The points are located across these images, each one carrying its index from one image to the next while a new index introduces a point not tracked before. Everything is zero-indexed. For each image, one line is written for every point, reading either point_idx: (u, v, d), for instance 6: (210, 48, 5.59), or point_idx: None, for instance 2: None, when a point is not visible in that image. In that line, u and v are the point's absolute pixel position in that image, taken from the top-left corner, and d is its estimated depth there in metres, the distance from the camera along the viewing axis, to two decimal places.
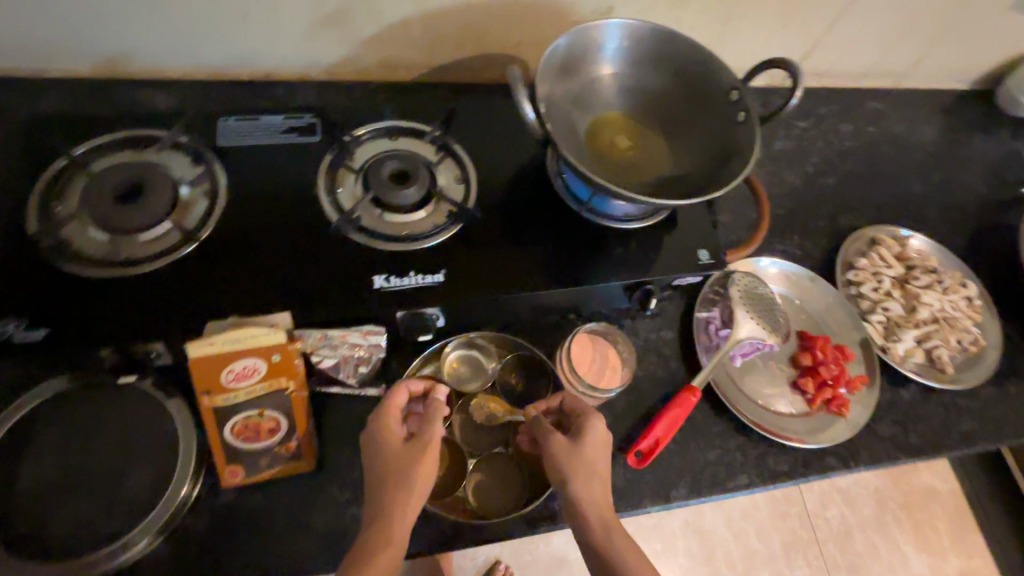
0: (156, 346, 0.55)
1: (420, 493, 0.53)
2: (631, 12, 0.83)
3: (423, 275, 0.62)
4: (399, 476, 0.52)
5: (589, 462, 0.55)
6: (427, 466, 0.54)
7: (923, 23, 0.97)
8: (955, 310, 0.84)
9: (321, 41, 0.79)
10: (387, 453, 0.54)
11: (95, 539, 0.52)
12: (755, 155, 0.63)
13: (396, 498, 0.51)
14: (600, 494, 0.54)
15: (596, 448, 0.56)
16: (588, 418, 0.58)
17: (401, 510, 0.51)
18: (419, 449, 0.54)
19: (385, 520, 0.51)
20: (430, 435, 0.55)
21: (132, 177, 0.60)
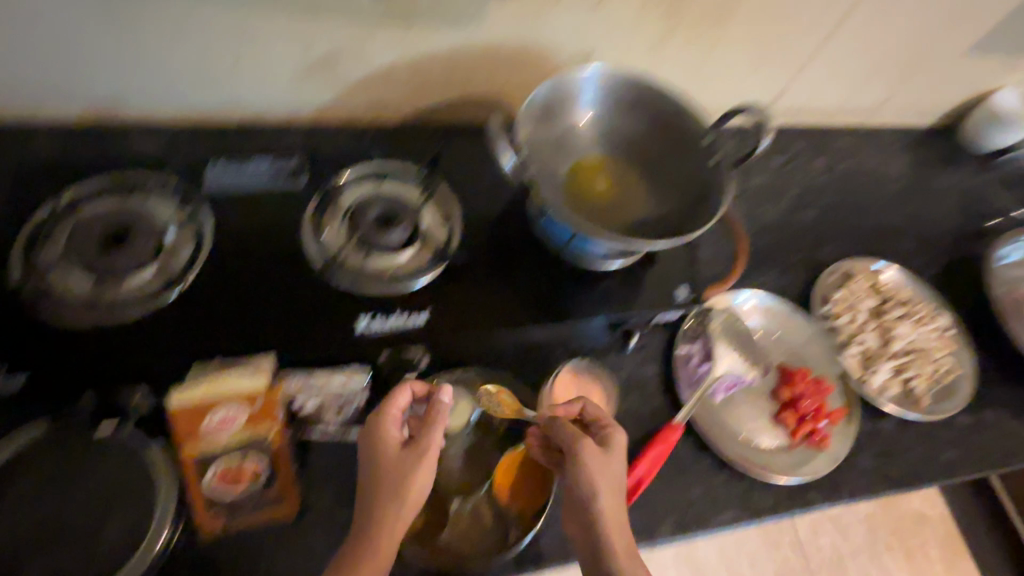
0: (140, 391, 0.56)
1: (414, 500, 0.54)
2: (610, 56, 0.87)
3: (408, 314, 0.63)
4: (394, 484, 0.54)
5: (608, 474, 0.56)
6: (421, 475, 0.55)
7: (890, 65, 1.02)
8: (928, 342, 0.87)
9: (310, 86, 0.81)
10: (384, 459, 0.55)
11: None
12: (727, 197, 0.66)
13: (390, 505, 0.53)
14: (611, 506, 0.56)
15: (616, 460, 0.58)
16: (610, 432, 0.59)
17: (392, 517, 0.53)
18: (415, 458, 0.55)
19: (378, 528, 0.52)
20: (426, 443, 0.56)
21: (118, 223, 0.61)
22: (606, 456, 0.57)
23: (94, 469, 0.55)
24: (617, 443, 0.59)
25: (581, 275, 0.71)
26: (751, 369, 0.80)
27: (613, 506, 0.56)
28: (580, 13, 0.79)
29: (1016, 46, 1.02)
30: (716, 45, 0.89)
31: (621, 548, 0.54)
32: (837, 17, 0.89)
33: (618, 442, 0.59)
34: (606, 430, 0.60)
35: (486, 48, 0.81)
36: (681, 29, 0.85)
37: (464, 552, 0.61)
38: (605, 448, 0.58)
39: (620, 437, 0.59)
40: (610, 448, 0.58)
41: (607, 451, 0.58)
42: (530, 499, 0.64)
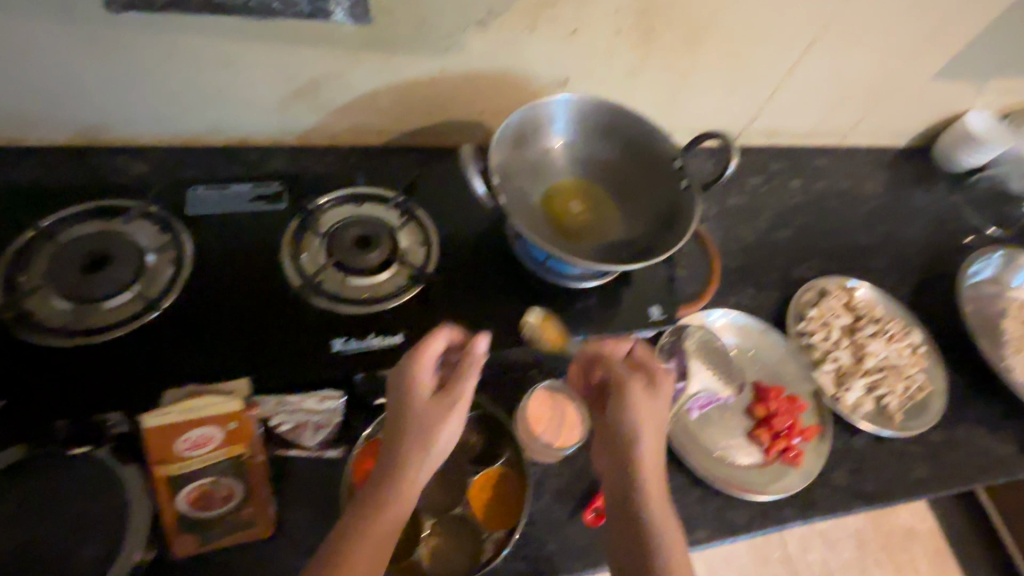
0: (114, 416, 0.56)
1: (440, 448, 0.54)
2: (588, 83, 0.89)
3: (383, 336, 0.64)
4: (424, 431, 0.53)
5: (654, 417, 0.58)
6: (451, 423, 0.55)
7: (861, 90, 1.05)
8: (900, 358, 0.89)
9: (293, 111, 0.83)
10: (416, 404, 0.54)
11: None
12: (696, 219, 0.68)
13: (418, 451, 0.52)
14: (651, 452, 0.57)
15: (662, 406, 0.59)
16: (657, 375, 0.60)
17: (419, 464, 0.52)
18: (447, 407, 0.55)
19: (406, 474, 0.52)
20: (459, 392, 0.56)
21: (99, 248, 0.63)
22: (652, 403, 0.59)
23: (66, 492, 0.56)
24: (665, 389, 0.60)
25: (556, 295, 0.73)
26: (728, 388, 0.82)
27: (651, 453, 0.57)
28: (556, 42, 0.81)
29: (981, 71, 1.06)
30: (690, 71, 0.92)
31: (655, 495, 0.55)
32: (806, 44, 0.92)
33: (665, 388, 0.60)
34: (654, 373, 0.61)
35: (466, 75, 0.83)
36: (656, 56, 0.88)
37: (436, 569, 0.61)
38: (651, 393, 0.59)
39: (668, 383, 0.60)
40: (656, 392, 0.59)
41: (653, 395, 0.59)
42: (502, 518, 0.64)
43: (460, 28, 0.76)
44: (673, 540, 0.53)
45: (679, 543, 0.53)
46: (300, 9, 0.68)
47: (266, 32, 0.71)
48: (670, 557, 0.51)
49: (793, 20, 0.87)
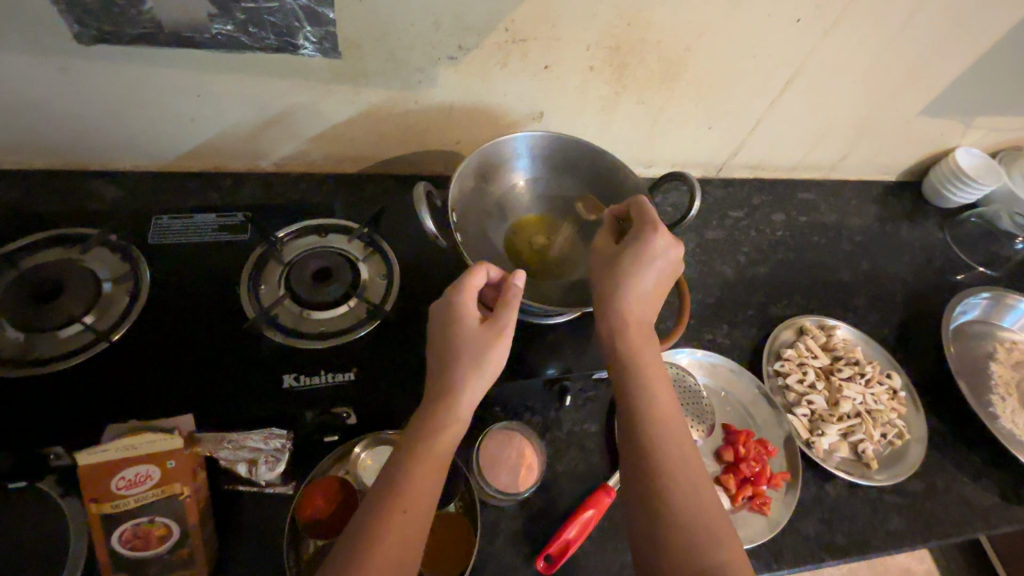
0: (57, 449, 0.55)
1: (491, 374, 0.55)
2: (565, 116, 0.90)
3: (334, 373, 0.63)
4: (476, 356, 0.55)
5: (617, 273, 0.62)
6: (501, 350, 0.56)
7: (843, 125, 1.04)
8: (879, 403, 0.86)
9: (266, 139, 0.84)
10: (463, 331, 0.56)
11: None
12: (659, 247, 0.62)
13: (471, 374, 0.54)
14: (630, 312, 0.61)
15: (636, 262, 0.61)
16: (638, 238, 0.62)
17: (473, 386, 0.54)
18: (494, 334, 0.56)
19: (459, 393, 0.53)
20: (504, 320, 0.57)
21: (55, 277, 0.63)
22: (625, 260, 0.62)
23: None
24: (645, 248, 0.62)
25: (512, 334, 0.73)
26: (696, 430, 0.80)
27: (636, 309, 0.62)
28: (529, 78, 0.82)
29: (966, 110, 1.05)
30: (666, 106, 0.92)
31: (634, 353, 0.60)
32: (784, 80, 0.92)
33: (657, 247, 0.61)
34: (637, 235, 0.63)
35: (439, 107, 0.84)
36: (632, 91, 0.87)
37: None
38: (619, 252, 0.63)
39: (659, 239, 0.61)
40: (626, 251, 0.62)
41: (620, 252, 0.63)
42: (453, 561, 0.61)
43: (430, 62, 0.76)
44: (660, 406, 0.57)
45: (668, 397, 0.58)
46: (268, 43, 0.68)
47: (235, 64, 0.71)
48: (658, 421, 0.56)
49: (769, 57, 0.87)
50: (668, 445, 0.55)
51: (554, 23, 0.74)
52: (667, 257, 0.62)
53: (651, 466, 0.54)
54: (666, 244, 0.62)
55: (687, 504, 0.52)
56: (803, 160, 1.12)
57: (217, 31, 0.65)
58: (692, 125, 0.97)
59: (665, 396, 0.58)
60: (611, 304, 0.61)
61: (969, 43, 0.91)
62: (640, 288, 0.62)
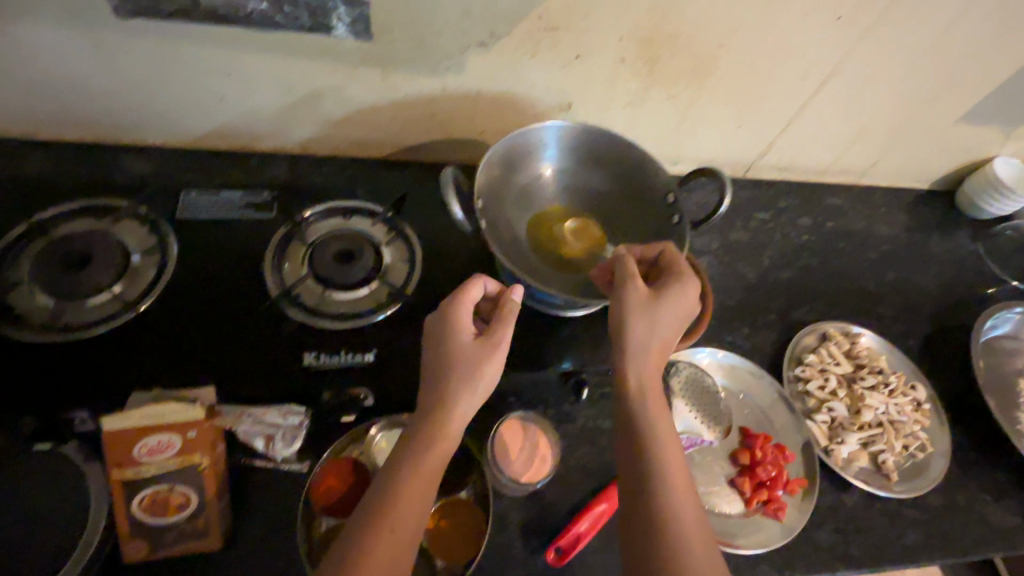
0: (82, 413, 0.57)
1: (485, 386, 0.55)
2: (592, 109, 0.89)
3: (354, 353, 0.64)
4: (469, 372, 0.55)
5: (648, 319, 0.59)
6: (495, 364, 0.56)
7: (876, 129, 1.02)
8: (902, 414, 0.84)
9: (293, 121, 0.84)
10: (458, 345, 0.56)
11: None
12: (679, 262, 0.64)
13: (463, 390, 0.54)
14: (652, 359, 0.58)
15: (669, 312, 0.59)
16: (672, 287, 0.60)
17: (467, 398, 0.54)
18: (488, 349, 0.56)
19: (453, 403, 0.53)
20: (499, 336, 0.57)
21: (85, 245, 0.63)
22: (658, 308, 0.59)
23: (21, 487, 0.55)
24: (678, 299, 0.60)
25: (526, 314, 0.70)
26: (712, 431, 0.78)
27: (652, 353, 0.58)
28: (558, 68, 0.81)
29: (1006, 119, 1.02)
30: (695, 103, 0.90)
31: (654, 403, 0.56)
32: (817, 81, 0.90)
33: (683, 299, 0.60)
34: (669, 283, 0.61)
35: (465, 95, 0.84)
36: (662, 85, 0.86)
37: None
38: (651, 297, 0.60)
39: (689, 291, 0.61)
40: (660, 299, 0.60)
41: (652, 298, 0.60)
42: (465, 547, 0.62)
43: (460, 49, 0.76)
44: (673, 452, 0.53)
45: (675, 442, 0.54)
46: (301, 23, 0.69)
47: (267, 44, 0.72)
48: (671, 464, 0.53)
49: (803, 56, 0.85)
50: (671, 483, 0.51)
51: (587, 14, 0.73)
52: (688, 309, 0.61)
53: (656, 505, 0.50)
54: (690, 297, 0.61)
55: (686, 549, 0.48)
56: (833, 163, 1.09)
57: (252, 9, 0.66)
58: (720, 123, 0.95)
59: (674, 444, 0.54)
60: (636, 349, 0.58)
61: (1013, 48, 0.88)
62: (668, 338, 0.59)
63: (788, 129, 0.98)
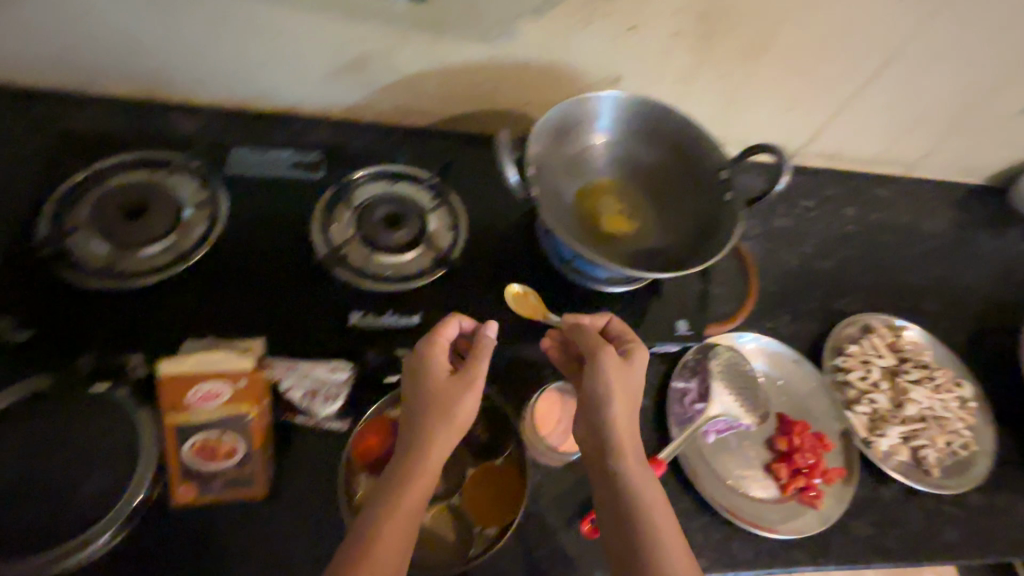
0: (137, 358, 0.58)
1: (461, 424, 0.54)
2: (640, 84, 0.87)
3: (400, 315, 0.64)
4: (441, 411, 0.53)
5: (627, 388, 0.57)
6: (470, 402, 0.55)
7: (933, 118, 0.98)
8: (946, 410, 0.82)
9: (339, 85, 0.83)
10: (429, 385, 0.55)
11: (27, 547, 0.50)
12: (730, 244, 0.64)
13: (437, 430, 0.53)
14: (629, 429, 0.56)
15: (639, 379, 0.59)
16: (638, 353, 0.61)
17: (443, 436, 0.53)
18: (461, 386, 0.55)
19: (427, 445, 0.52)
20: (473, 373, 0.56)
21: (143, 197, 0.64)
22: (631, 376, 0.58)
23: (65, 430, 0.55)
24: (642, 366, 0.60)
25: (513, 324, 0.68)
26: (749, 416, 0.76)
27: (623, 411, 0.56)
28: (610, 39, 0.79)
29: None
30: (748, 82, 0.88)
31: (640, 477, 0.53)
32: (878, 63, 0.86)
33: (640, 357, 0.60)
34: (632, 350, 0.61)
35: (514, 64, 0.82)
36: (715, 62, 0.84)
37: (428, 554, 0.59)
38: (621, 363, 0.58)
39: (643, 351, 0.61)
40: (631, 365, 0.59)
41: (626, 366, 0.59)
42: (503, 510, 0.63)
43: (514, 15, 0.74)
44: (660, 508, 0.52)
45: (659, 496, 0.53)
46: None
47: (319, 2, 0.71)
48: (664, 529, 0.51)
49: (867, 36, 0.82)
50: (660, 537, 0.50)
51: None
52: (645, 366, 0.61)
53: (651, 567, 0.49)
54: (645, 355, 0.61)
55: None
56: (883, 153, 1.06)
57: None
58: (772, 106, 0.92)
59: (658, 498, 0.53)
60: (618, 420, 0.55)
61: None
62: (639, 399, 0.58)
63: (841, 114, 0.95)
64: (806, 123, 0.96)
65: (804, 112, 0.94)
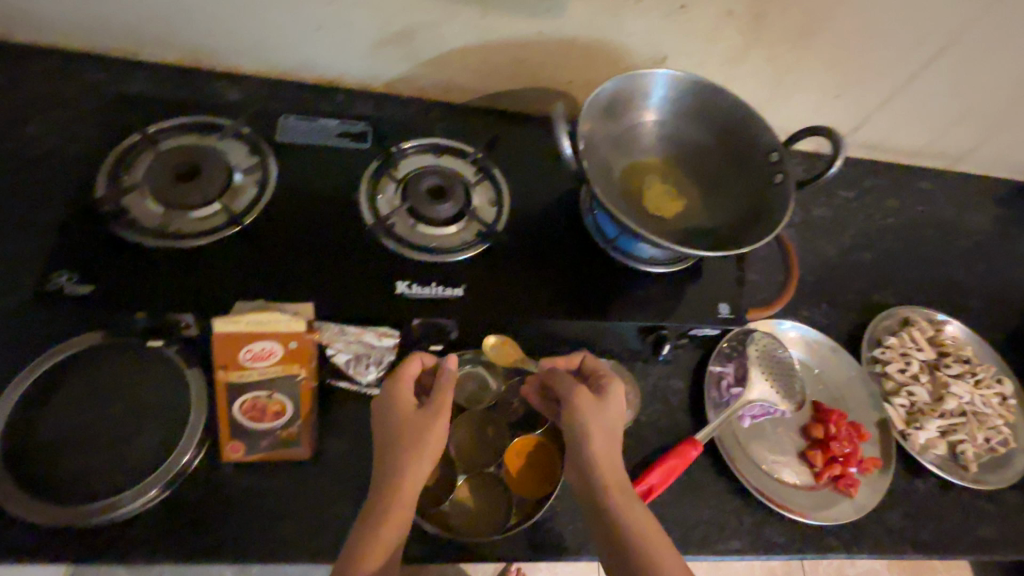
0: (188, 317, 0.59)
1: (431, 454, 0.55)
2: (686, 65, 0.85)
3: (444, 287, 0.64)
4: (413, 443, 0.54)
5: (600, 421, 0.57)
6: (437, 433, 0.56)
7: (984, 110, 0.95)
8: (986, 406, 0.81)
9: (383, 58, 0.83)
10: (399, 417, 0.56)
11: (87, 495, 0.54)
12: (780, 225, 0.63)
13: (409, 461, 0.54)
14: (610, 461, 0.55)
15: (614, 411, 0.58)
16: (611, 386, 0.60)
17: (415, 468, 0.54)
18: (429, 417, 0.56)
19: (398, 478, 0.53)
20: (440, 404, 0.57)
21: (195, 158, 0.65)
22: (604, 409, 0.58)
23: (127, 384, 0.60)
24: (616, 399, 0.59)
25: (555, 297, 0.66)
26: (785, 403, 0.75)
27: (602, 444, 0.56)
28: (660, 17, 0.77)
29: None
30: (796, 67, 0.86)
31: (626, 506, 0.53)
32: (933, 49, 0.84)
33: (612, 391, 0.60)
34: (606, 383, 0.60)
35: (560, 41, 0.81)
36: (765, 44, 0.82)
37: (469, 522, 0.61)
38: (595, 399, 0.58)
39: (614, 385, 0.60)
40: (605, 398, 0.59)
41: (597, 401, 0.58)
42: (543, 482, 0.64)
43: None
44: (652, 536, 0.51)
45: (653, 525, 0.53)
46: None
47: None
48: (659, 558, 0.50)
49: (925, 20, 0.79)
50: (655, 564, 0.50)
51: None
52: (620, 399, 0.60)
53: None
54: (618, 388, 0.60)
55: None
56: (928, 146, 1.03)
57: None
58: (819, 92, 0.90)
59: (650, 526, 0.52)
60: (597, 454, 0.55)
61: None
62: (618, 432, 0.58)
63: (889, 103, 0.93)
64: (852, 111, 0.94)
65: (851, 100, 0.92)
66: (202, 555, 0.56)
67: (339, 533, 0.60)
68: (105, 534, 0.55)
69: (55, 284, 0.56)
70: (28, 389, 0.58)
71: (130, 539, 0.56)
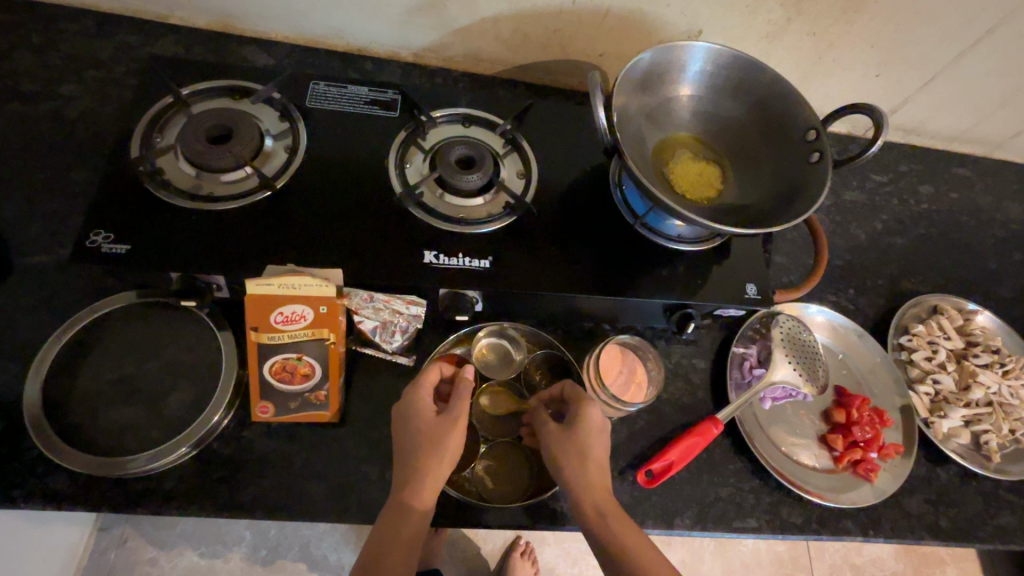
0: (220, 279, 0.60)
1: (451, 458, 0.56)
2: (722, 38, 0.83)
3: (471, 258, 0.64)
4: (432, 448, 0.55)
5: (581, 446, 0.57)
6: (457, 438, 0.56)
7: None
8: (1013, 397, 0.80)
9: (413, 26, 0.81)
10: (416, 425, 0.57)
11: (123, 448, 0.56)
12: (816, 205, 0.61)
13: (428, 466, 0.54)
14: (592, 478, 0.56)
15: (597, 433, 0.58)
16: (586, 404, 0.60)
17: (434, 472, 0.54)
18: (448, 423, 0.57)
19: (417, 482, 0.54)
20: (458, 412, 0.57)
21: (226, 121, 0.66)
22: (585, 428, 0.58)
23: (165, 342, 0.62)
24: (596, 417, 0.59)
25: (581, 274, 0.66)
26: (809, 386, 0.73)
27: (591, 468, 0.57)
28: None
29: None
30: (837, 43, 0.83)
31: (619, 523, 0.55)
32: (984, 28, 0.80)
33: (595, 414, 0.59)
34: (582, 405, 0.60)
35: (594, 11, 0.79)
36: (805, 20, 0.79)
37: (491, 490, 0.63)
38: (576, 425, 0.58)
39: (594, 409, 0.59)
40: (582, 423, 0.58)
41: (576, 427, 0.58)
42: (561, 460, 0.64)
43: None
44: (645, 553, 0.53)
45: (645, 541, 0.54)
46: None
47: None
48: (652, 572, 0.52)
49: None
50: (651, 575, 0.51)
51: None
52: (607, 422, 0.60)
53: None
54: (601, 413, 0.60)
55: None
56: (969, 131, 1.00)
57: None
58: (858, 71, 0.87)
59: (644, 543, 0.54)
60: (582, 479, 0.56)
61: None
62: (605, 453, 0.59)
63: (931, 85, 0.90)
64: (891, 91, 0.91)
65: (891, 80, 0.89)
66: (233, 508, 0.58)
67: (364, 494, 0.61)
68: (141, 485, 0.57)
69: (93, 242, 0.57)
70: (66, 343, 0.59)
71: (164, 490, 0.58)
